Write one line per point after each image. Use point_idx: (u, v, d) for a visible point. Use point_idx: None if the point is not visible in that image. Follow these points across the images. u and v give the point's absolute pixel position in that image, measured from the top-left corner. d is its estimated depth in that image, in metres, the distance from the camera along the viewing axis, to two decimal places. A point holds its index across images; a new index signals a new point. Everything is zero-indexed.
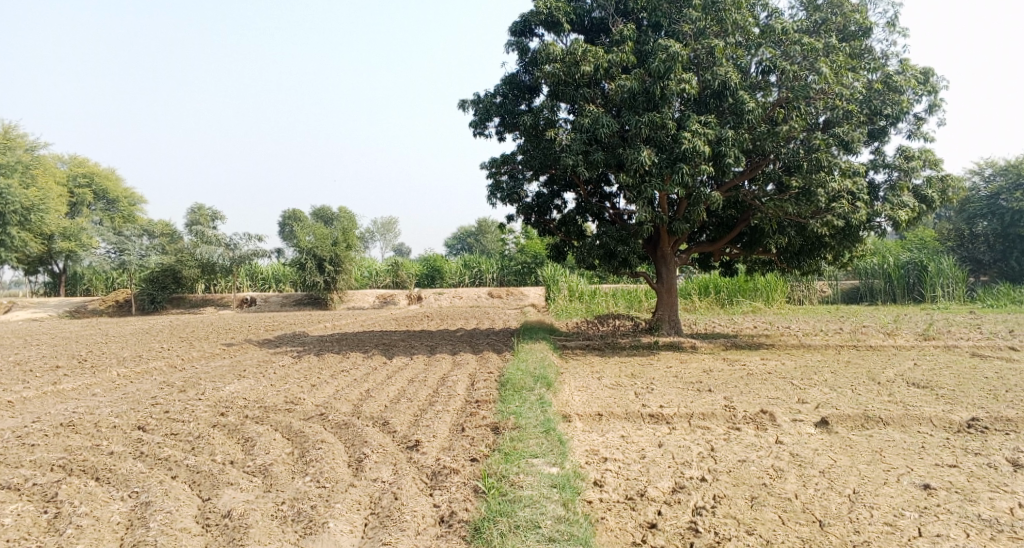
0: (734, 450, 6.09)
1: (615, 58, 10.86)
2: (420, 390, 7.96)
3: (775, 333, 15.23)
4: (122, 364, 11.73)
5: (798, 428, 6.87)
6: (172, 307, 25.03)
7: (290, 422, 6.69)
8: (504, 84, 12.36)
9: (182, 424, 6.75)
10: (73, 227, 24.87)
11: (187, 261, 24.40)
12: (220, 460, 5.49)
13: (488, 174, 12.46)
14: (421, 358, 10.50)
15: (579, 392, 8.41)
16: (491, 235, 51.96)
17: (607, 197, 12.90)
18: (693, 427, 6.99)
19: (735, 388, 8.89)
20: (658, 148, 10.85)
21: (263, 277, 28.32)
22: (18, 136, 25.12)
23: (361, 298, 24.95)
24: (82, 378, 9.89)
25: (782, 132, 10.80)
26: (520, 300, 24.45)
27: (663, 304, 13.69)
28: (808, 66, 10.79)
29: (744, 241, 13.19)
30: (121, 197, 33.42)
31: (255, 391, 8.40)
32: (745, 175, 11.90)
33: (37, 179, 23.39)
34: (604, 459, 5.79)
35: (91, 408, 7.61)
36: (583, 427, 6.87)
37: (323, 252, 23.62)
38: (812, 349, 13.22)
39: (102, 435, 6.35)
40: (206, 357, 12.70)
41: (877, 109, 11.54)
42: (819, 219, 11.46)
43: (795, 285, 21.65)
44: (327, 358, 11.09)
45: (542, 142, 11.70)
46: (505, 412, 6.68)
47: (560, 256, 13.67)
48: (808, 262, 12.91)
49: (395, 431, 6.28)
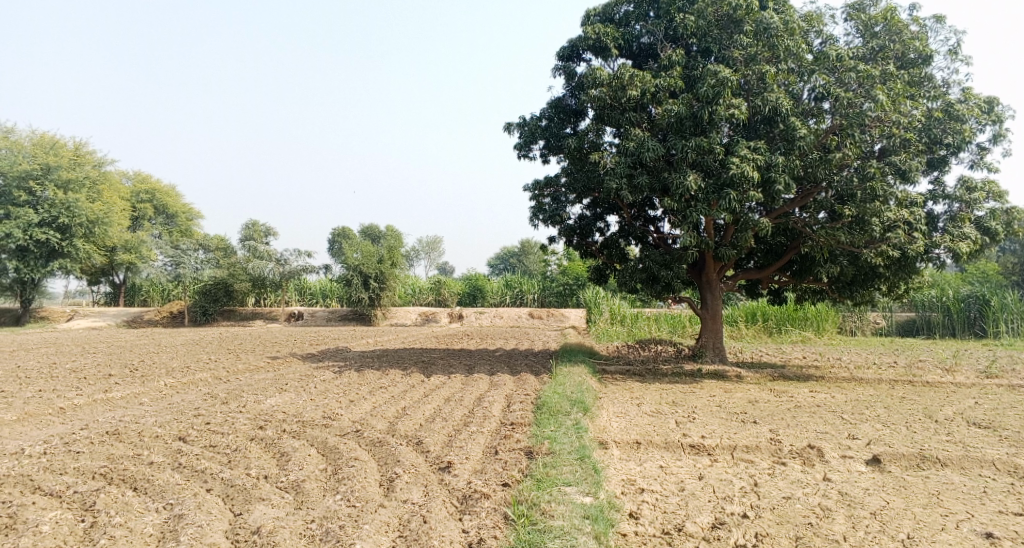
0: (778, 486, 5.83)
1: (664, 82, 10.73)
2: (456, 410, 7.90)
3: (825, 365, 14.70)
4: (170, 374, 12.02)
5: (847, 466, 6.55)
6: (222, 320, 25.68)
7: (325, 438, 6.71)
8: (550, 107, 12.38)
9: (221, 436, 6.83)
10: (133, 240, 25.84)
11: (239, 276, 24.88)
12: (254, 474, 5.52)
13: (531, 196, 12.45)
14: (459, 378, 10.46)
15: (617, 418, 8.22)
16: (535, 256, 52.05)
17: (651, 221, 12.72)
18: (735, 460, 6.74)
19: (781, 421, 8.56)
20: (705, 173, 10.66)
21: (310, 293, 28.84)
22: (87, 152, 26.00)
23: (404, 315, 25.15)
24: (131, 387, 10.16)
25: (835, 159, 10.48)
26: (562, 322, 24.26)
27: (707, 331, 13.37)
28: (864, 93, 10.46)
29: (794, 269, 12.81)
30: (179, 211, 34.59)
31: (294, 406, 8.47)
32: (795, 202, 11.57)
33: (102, 194, 24.25)
34: (641, 489, 5.61)
35: (137, 417, 7.79)
36: (620, 455, 6.69)
37: (369, 269, 23.94)
38: (864, 382, 12.68)
39: (144, 445, 6.47)
40: (251, 370, 12.93)
41: (937, 138, 11.13)
42: (873, 248, 11.08)
43: (847, 315, 20.96)
44: (366, 374, 11.15)
45: (586, 165, 11.64)
46: (540, 436, 6.56)
47: (602, 279, 13.52)
48: (861, 292, 12.43)
49: (429, 452, 6.22)
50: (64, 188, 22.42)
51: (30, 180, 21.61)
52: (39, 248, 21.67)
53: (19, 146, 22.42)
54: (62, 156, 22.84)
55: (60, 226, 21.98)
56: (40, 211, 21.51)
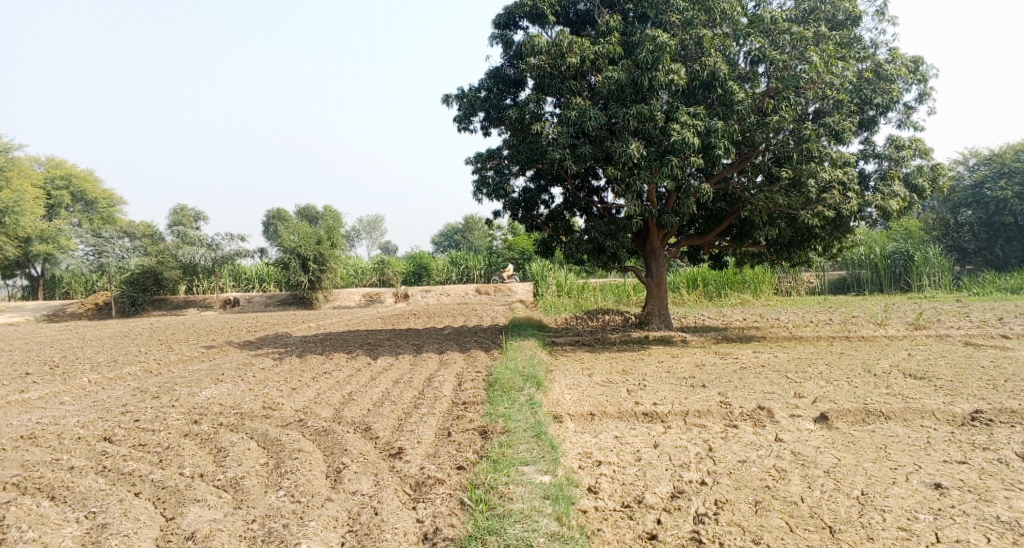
0: (733, 450, 5.82)
1: (602, 49, 10.54)
2: (405, 392, 7.62)
3: (765, 325, 15.05)
4: (96, 370, 11.26)
5: (797, 425, 6.61)
6: (153, 310, 24.44)
7: (266, 430, 6.34)
8: (488, 78, 12.03)
9: (151, 434, 6.37)
10: (50, 230, 24.13)
11: (169, 264, 23.83)
12: (189, 474, 5.13)
13: (473, 169, 12.13)
14: (406, 358, 10.17)
15: (569, 390, 8.11)
16: (478, 231, 51.76)
17: (595, 191, 12.60)
18: (688, 425, 6.71)
19: (729, 383, 8.63)
20: (647, 140, 10.55)
21: (247, 278, 27.81)
22: None
23: (346, 297, 24.50)
24: (51, 386, 9.44)
25: (772, 123, 10.52)
26: (508, 296, 24.11)
27: (653, 299, 13.43)
28: (798, 55, 10.53)
29: (734, 233, 12.94)
30: (99, 197, 32.63)
31: (232, 397, 8.01)
32: (734, 167, 11.63)
33: (11, 181, 22.54)
34: (598, 462, 5.49)
35: (57, 419, 7.19)
36: (575, 428, 6.57)
37: (307, 251, 23.13)
38: (804, 340, 13.01)
39: (64, 448, 5.95)
40: (184, 361, 12.26)
41: (867, 99, 11.35)
42: (810, 210, 11.26)
43: (783, 277, 21.55)
44: (309, 359, 10.72)
45: (527, 136, 11.36)
46: (493, 415, 6.36)
47: (548, 252, 13.36)
48: (798, 254, 12.65)
49: (378, 438, 5.94)
50: None
51: None
52: None
53: None
54: None
55: None
56: None
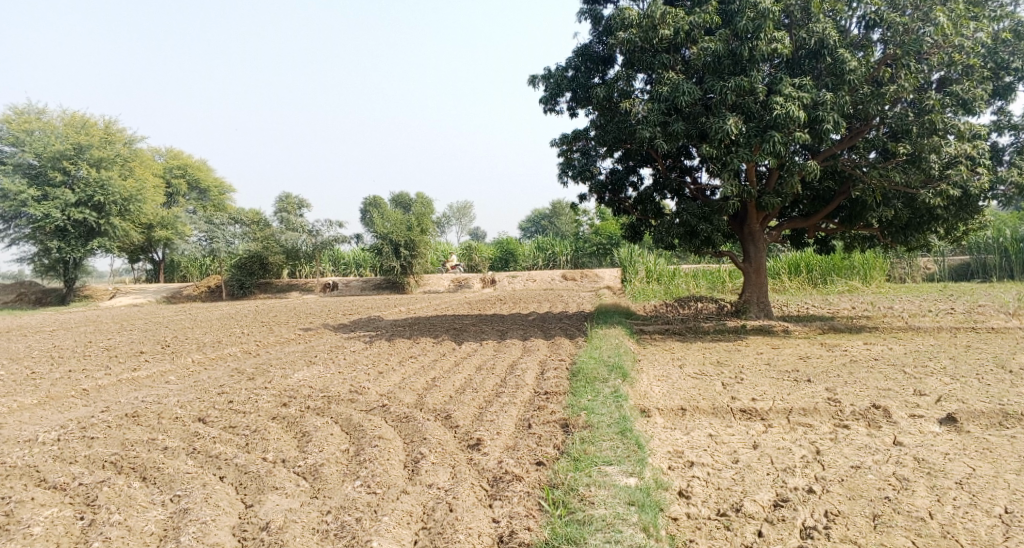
0: (843, 454, 5.24)
1: (698, 19, 9.85)
2: (487, 380, 7.44)
3: (877, 314, 13.86)
4: (201, 350, 11.82)
5: (920, 427, 5.91)
6: (259, 293, 25.69)
7: (349, 415, 6.32)
8: (576, 56, 11.58)
9: (242, 416, 6.49)
10: (169, 217, 25.75)
11: (273, 248, 24.83)
12: (271, 459, 5.16)
13: (559, 151, 11.77)
14: (491, 344, 10.00)
15: (658, 382, 7.67)
16: (566, 216, 51.19)
17: (688, 171, 11.94)
18: (792, 425, 6.15)
19: (838, 378, 7.90)
20: (746, 115, 9.82)
21: (344, 263, 28.78)
22: (119, 130, 25.92)
23: (436, 282, 24.81)
24: (159, 365, 9.94)
25: (888, 93, 9.55)
26: (596, 282, 23.65)
27: (751, 285, 12.62)
28: (921, 17, 9.48)
29: (843, 215, 11.91)
30: (212, 185, 34.56)
31: (321, 379, 8.13)
32: (843, 143, 10.66)
33: (135, 172, 23.84)
34: (690, 463, 5.08)
35: (160, 398, 7.51)
36: (664, 424, 6.16)
37: (399, 237, 23.55)
38: (922, 332, 11.84)
39: (161, 428, 6.15)
40: (282, 342, 12.67)
41: (1004, 63, 10.09)
42: (932, 188, 10.17)
43: (896, 262, 19.91)
44: (397, 343, 10.78)
45: (616, 115, 10.86)
46: (576, 407, 6.04)
47: (636, 236, 12.82)
48: (916, 237, 11.49)
49: (457, 427, 5.77)
50: (96, 166, 22.22)
51: (64, 160, 21.47)
52: (77, 228, 21.81)
53: (52, 127, 22.30)
54: (95, 134, 22.88)
55: (96, 205, 22.03)
56: (76, 191, 21.53)
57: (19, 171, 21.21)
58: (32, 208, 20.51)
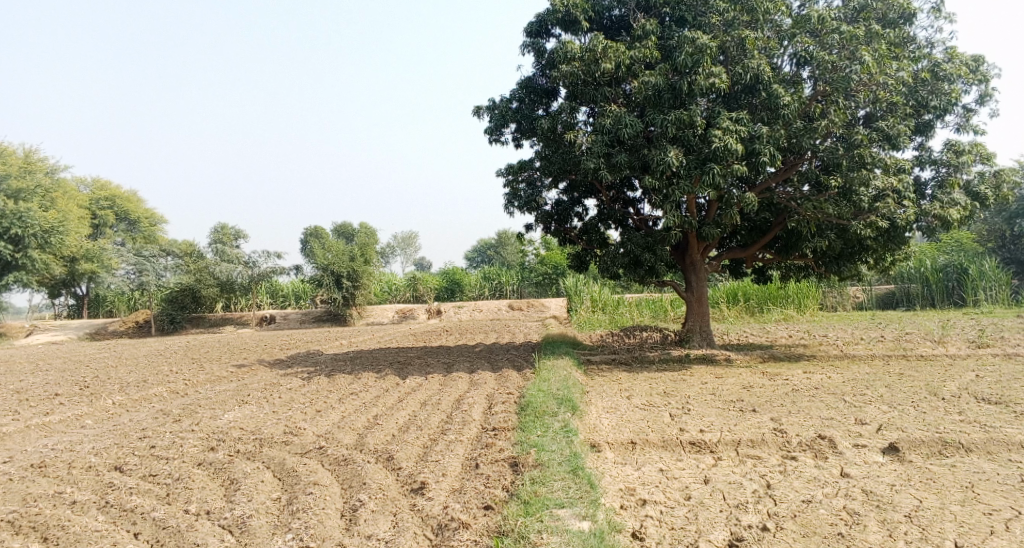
0: (794, 488, 5.19)
1: (639, 54, 10.04)
2: (432, 416, 7.13)
3: (813, 343, 14.20)
4: (124, 390, 11.03)
5: (864, 457, 5.93)
6: (191, 327, 24.54)
7: (282, 458, 5.92)
8: (520, 88, 11.61)
9: (164, 463, 5.99)
10: (94, 249, 24.42)
11: (207, 281, 23.87)
12: (194, 510, 4.77)
13: (504, 181, 11.70)
14: (436, 378, 9.68)
15: (607, 415, 7.55)
16: (511, 247, 51.30)
17: (631, 202, 12.03)
18: (741, 457, 6.08)
19: (782, 408, 7.93)
20: (687, 148, 9.97)
21: (283, 294, 27.95)
22: (39, 159, 24.56)
23: (380, 313, 24.26)
24: (75, 409, 9.18)
25: (820, 128, 9.87)
26: (542, 312, 23.57)
27: (694, 314, 12.73)
28: (848, 55, 9.87)
29: (779, 245, 12.20)
30: (142, 217, 33.11)
31: (254, 420, 7.64)
32: (778, 175, 10.98)
33: (55, 203, 22.72)
34: (643, 502, 4.94)
35: (73, 445, 6.89)
36: (615, 459, 6.01)
37: (340, 268, 22.94)
38: (857, 360, 12.15)
39: (72, 479, 5.61)
40: (213, 381, 11.98)
41: (923, 101, 10.61)
42: (862, 220, 10.54)
43: (828, 291, 20.61)
44: (337, 379, 10.30)
45: (560, 146, 10.88)
46: (525, 444, 5.83)
47: (582, 266, 12.80)
48: (848, 267, 11.85)
49: (400, 469, 5.47)
50: (15, 197, 21.16)
51: None
52: None
53: None
54: (12, 165, 21.82)
55: (13, 237, 20.47)
56: None
57: None
58: None
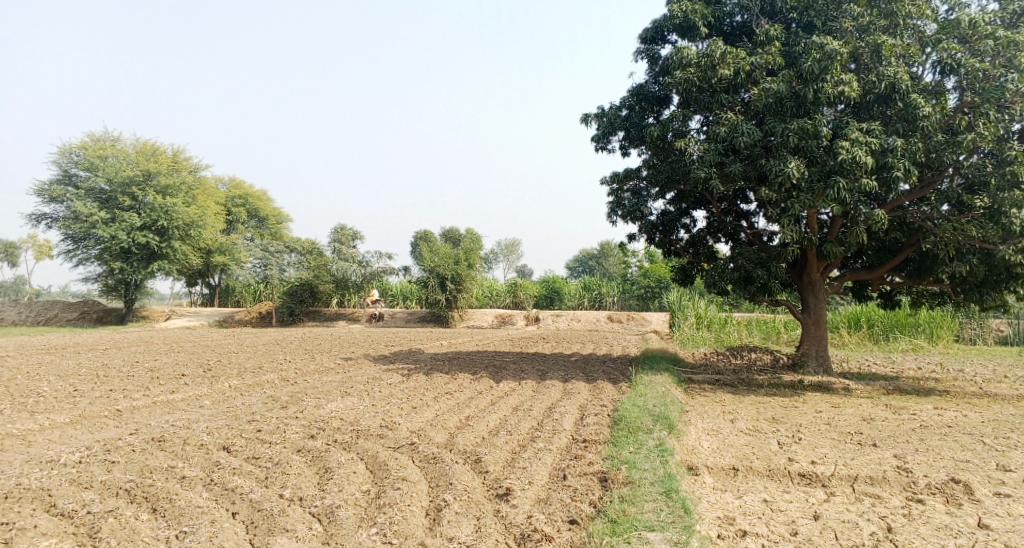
0: (920, 535, 4.67)
1: (761, 60, 9.52)
2: (523, 422, 7.02)
3: (946, 377, 12.87)
4: (240, 375, 11.73)
5: (1007, 509, 5.24)
6: (307, 320, 25.88)
7: (375, 452, 6.00)
8: (630, 95, 11.34)
9: (267, 446, 6.24)
10: (227, 243, 26.40)
11: (323, 277, 25.07)
12: (288, 496, 4.91)
13: (609, 190, 11.44)
14: (531, 384, 9.59)
15: (707, 437, 7.14)
16: (615, 257, 50.67)
17: (744, 215, 11.42)
18: (857, 494, 5.54)
19: (908, 445, 7.18)
20: (809, 160, 9.32)
21: (392, 294, 28.86)
22: (186, 158, 26.94)
23: (481, 317, 24.54)
24: (197, 389, 9.84)
25: (964, 141, 8.94)
26: (643, 326, 22.98)
27: (810, 337, 11.87)
28: (1003, 63, 8.92)
29: (910, 268, 11.16)
30: (270, 215, 35.42)
31: (353, 412, 7.85)
32: (914, 193, 9.95)
33: (197, 199, 24.51)
34: (742, 533, 4.61)
35: (191, 422, 7.35)
36: (714, 484, 5.64)
37: (445, 270, 23.44)
38: (1000, 400, 10.84)
39: (184, 455, 5.96)
40: (320, 372, 12.50)
41: None
42: (1011, 244, 9.43)
43: (965, 322, 18.71)
44: (435, 378, 10.43)
45: (670, 155, 10.49)
46: (617, 459, 5.60)
47: (688, 280, 12.28)
48: (992, 296, 10.64)
49: (487, 472, 5.39)
50: (163, 193, 23.03)
51: (133, 185, 22.37)
52: (140, 250, 22.50)
53: (124, 154, 23.15)
54: (164, 163, 23.81)
55: (159, 229, 22.64)
56: (142, 215, 22.28)
57: (91, 195, 22.10)
58: (100, 230, 21.33)
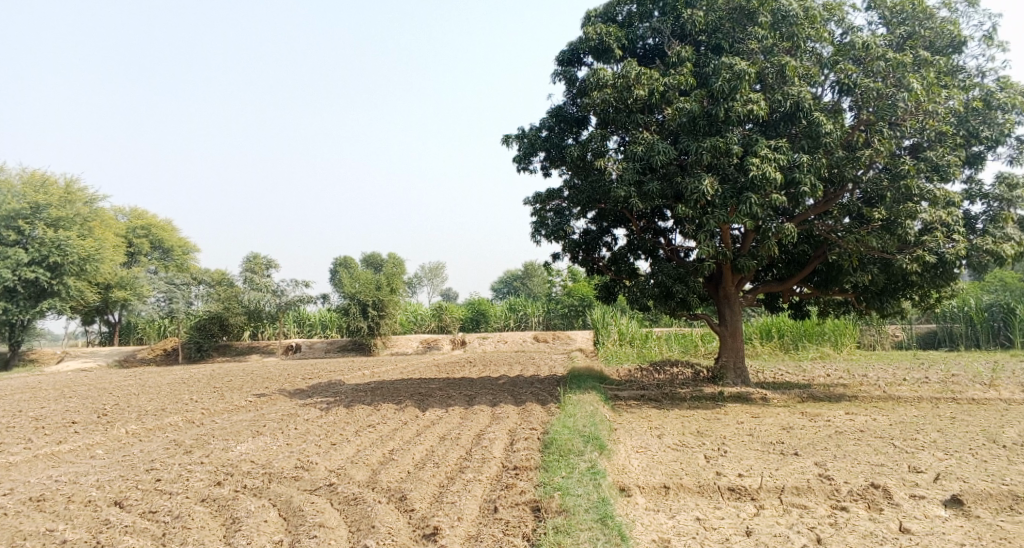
0: (848, 544, 4.69)
1: (673, 80, 9.73)
2: (451, 452, 6.72)
3: (853, 382, 13.47)
4: (140, 419, 10.80)
5: (924, 511, 5.38)
6: (217, 355, 24.45)
7: (290, 496, 5.55)
8: (549, 116, 11.38)
9: (166, 498, 5.66)
10: (128, 277, 24.68)
11: (234, 309, 23.91)
12: None
13: (532, 210, 11.40)
14: (457, 411, 9.28)
15: (637, 455, 7.04)
16: (538, 278, 50.96)
17: (662, 233, 11.62)
18: (786, 506, 5.55)
19: (827, 452, 7.33)
20: (722, 177, 9.60)
21: (310, 324, 27.73)
22: (80, 188, 25.09)
23: (404, 343, 23.93)
24: (88, 437, 8.96)
25: (863, 157, 9.47)
26: (568, 345, 23.06)
27: (727, 349, 12.14)
28: (895, 82, 9.47)
29: (817, 279, 11.65)
30: (176, 245, 33.55)
31: (266, 453, 7.31)
32: (817, 207, 10.43)
33: (94, 231, 22.91)
34: None
35: (78, 476, 6.61)
36: (646, 505, 5.52)
37: (366, 297, 22.78)
38: (903, 402, 11.39)
39: (67, 515, 5.31)
40: (230, 410, 11.70)
41: (974, 131, 10.11)
42: (908, 254, 9.95)
43: (865, 329, 19.78)
44: (356, 410, 9.94)
45: (590, 175, 10.56)
46: (549, 487, 5.39)
47: (611, 298, 12.35)
48: (891, 303, 11.23)
49: (413, 511, 5.06)
50: (54, 226, 21.35)
51: (20, 219, 20.53)
52: (27, 288, 20.64)
53: (9, 185, 21.28)
54: (54, 194, 22.04)
55: (51, 265, 20.86)
56: (30, 251, 20.50)
57: None
58: None
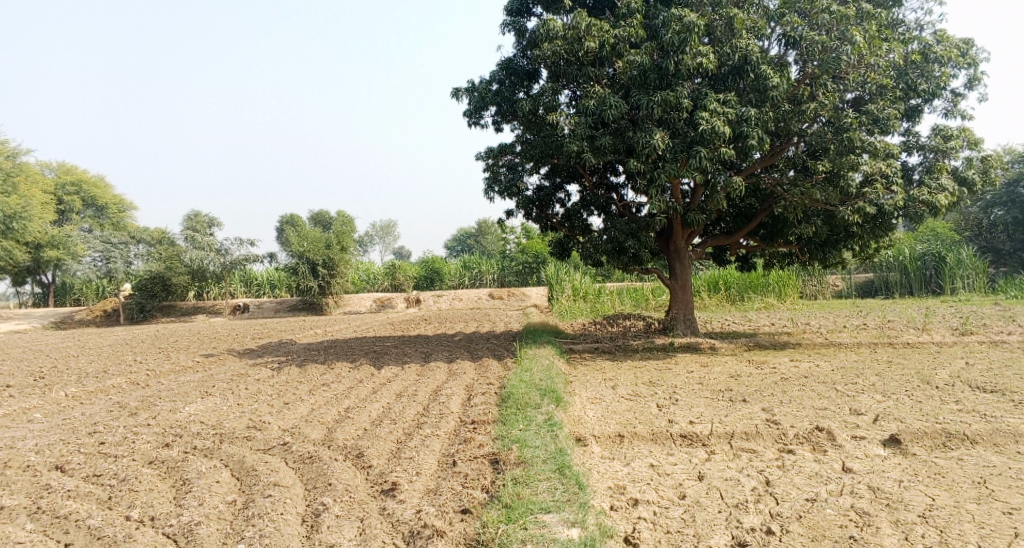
0: (795, 485, 4.87)
1: (623, 32, 9.54)
2: (407, 408, 6.67)
3: (797, 331, 13.95)
4: (80, 382, 10.40)
5: (865, 450, 5.62)
6: (161, 316, 23.71)
7: (242, 456, 5.43)
8: (500, 69, 11.10)
9: (111, 461, 5.46)
10: (60, 236, 23.47)
11: (176, 268, 23.07)
12: (136, 517, 4.30)
13: (484, 165, 11.21)
14: (412, 367, 9.23)
15: (592, 406, 7.14)
16: (491, 234, 50.83)
17: (614, 188, 11.61)
18: (736, 451, 5.72)
19: (773, 398, 7.57)
20: (672, 131, 9.59)
21: (258, 283, 27.04)
22: (1, 142, 23.53)
23: (357, 302, 23.63)
24: (24, 401, 8.57)
25: (808, 111, 9.56)
26: (522, 301, 23.17)
27: (677, 301, 12.36)
28: (838, 36, 9.49)
29: (763, 232, 11.87)
30: (111, 203, 32.05)
31: (216, 413, 7.13)
32: (764, 161, 10.56)
33: (18, 187, 21.65)
34: (634, 502, 4.58)
35: (15, 441, 6.32)
36: (602, 454, 5.61)
37: (316, 255, 22.29)
38: (844, 348, 11.86)
39: (3, 481, 5.07)
40: (177, 371, 11.37)
41: (912, 84, 10.25)
42: (850, 206, 10.18)
43: (807, 279, 20.44)
44: (309, 369, 9.78)
45: (542, 129, 10.40)
46: (507, 439, 5.41)
47: (565, 254, 12.36)
48: (833, 254, 11.55)
49: (371, 467, 5.01)
50: None
51: None
52: None
53: None
54: None
55: None
56: None
57: None
58: None
